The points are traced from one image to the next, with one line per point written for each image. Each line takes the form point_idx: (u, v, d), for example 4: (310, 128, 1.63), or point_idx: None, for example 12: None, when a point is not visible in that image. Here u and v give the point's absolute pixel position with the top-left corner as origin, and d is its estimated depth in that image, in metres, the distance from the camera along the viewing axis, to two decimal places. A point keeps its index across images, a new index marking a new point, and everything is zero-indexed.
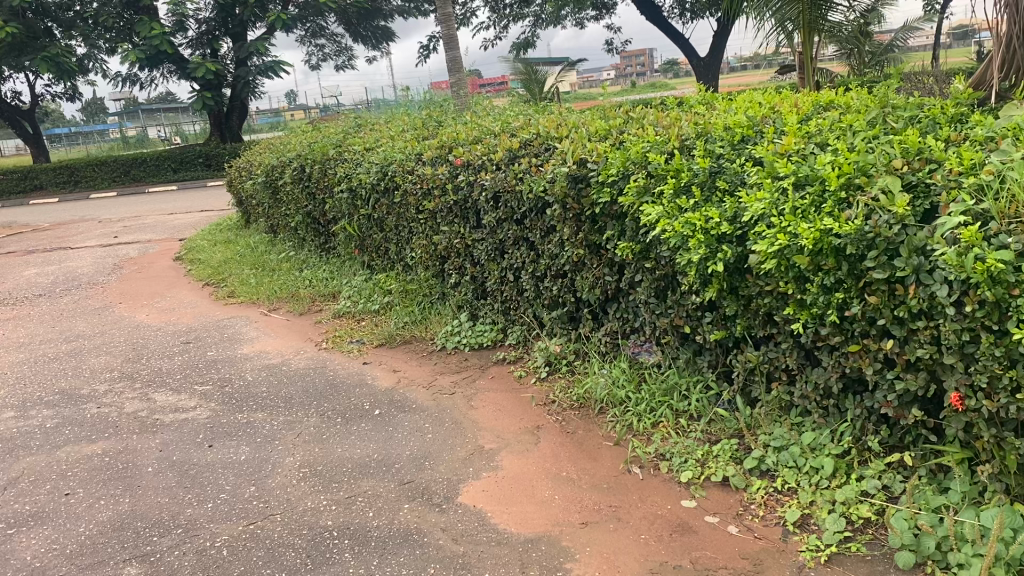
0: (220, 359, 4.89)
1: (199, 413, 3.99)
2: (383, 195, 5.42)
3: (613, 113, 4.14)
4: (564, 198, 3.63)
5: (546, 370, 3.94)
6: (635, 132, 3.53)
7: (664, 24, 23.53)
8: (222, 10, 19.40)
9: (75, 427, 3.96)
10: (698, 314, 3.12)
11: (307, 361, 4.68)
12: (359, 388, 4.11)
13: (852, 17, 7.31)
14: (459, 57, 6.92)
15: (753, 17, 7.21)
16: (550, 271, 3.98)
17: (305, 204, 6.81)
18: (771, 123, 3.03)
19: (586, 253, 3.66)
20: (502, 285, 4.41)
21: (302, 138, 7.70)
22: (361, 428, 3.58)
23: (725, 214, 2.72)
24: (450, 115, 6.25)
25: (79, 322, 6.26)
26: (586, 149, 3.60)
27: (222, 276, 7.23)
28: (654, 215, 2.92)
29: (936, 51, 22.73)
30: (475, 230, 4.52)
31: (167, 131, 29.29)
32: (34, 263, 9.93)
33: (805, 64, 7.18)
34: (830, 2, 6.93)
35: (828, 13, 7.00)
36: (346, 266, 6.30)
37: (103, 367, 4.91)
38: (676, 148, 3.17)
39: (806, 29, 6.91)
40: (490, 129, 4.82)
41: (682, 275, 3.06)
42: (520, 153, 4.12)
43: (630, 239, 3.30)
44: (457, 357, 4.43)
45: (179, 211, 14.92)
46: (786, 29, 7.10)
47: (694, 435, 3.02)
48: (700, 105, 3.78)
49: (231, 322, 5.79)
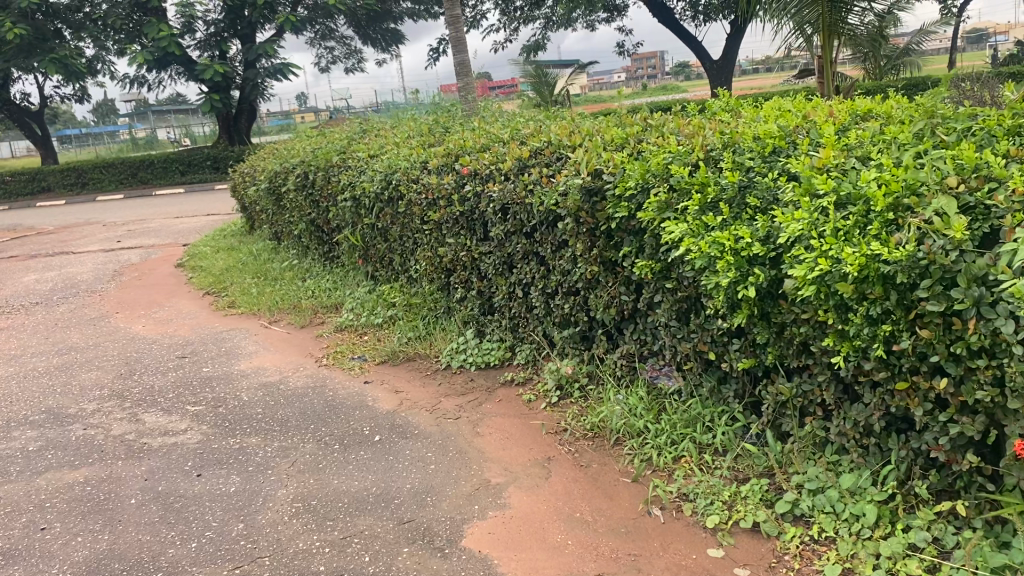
0: (215, 377, 4.66)
1: (190, 437, 3.76)
2: (387, 204, 5.19)
3: (629, 121, 3.90)
4: (577, 211, 3.38)
5: (557, 395, 3.70)
6: (654, 141, 3.28)
7: (676, 27, 23.26)
8: (230, 12, 19.24)
9: (59, 451, 3.74)
10: (724, 340, 2.90)
11: (306, 379, 4.45)
12: (359, 410, 3.88)
13: (872, 19, 7.07)
14: (467, 61, 6.69)
15: (770, 20, 6.97)
16: (561, 289, 3.75)
17: (309, 211, 6.59)
18: (805, 133, 2.79)
19: (601, 271, 3.42)
20: (511, 301, 4.17)
21: (306, 143, 7.50)
22: (359, 457, 3.35)
23: (757, 234, 2.48)
24: (458, 121, 6.02)
25: (73, 333, 6.05)
26: (601, 160, 3.34)
27: (223, 285, 7.02)
28: (677, 233, 2.68)
29: (952, 55, 22.45)
30: (483, 243, 4.29)
31: (176, 133, 29.17)
32: (35, 268, 9.74)
33: (824, 69, 6.94)
34: (850, 4, 6.70)
35: (847, 16, 6.76)
36: (350, 276, 6.07)
37: (93, 384, 4.70)
38: (700, 159, 2.92)
39: (825, 33, 6.66)
40: (499, 137, 4.59)
41: (707, 298, 2.83)
42: (530, 163, 3.88)
43: (650, 257, 3.07)
44: (463, 377, 4.20)
45: (185, 215, 14.73)
46: (804, 33, 6.85)
47: (719, 474, 2.80)
48: (724, 113, 3.53)
49: (229, 335, 5.57)
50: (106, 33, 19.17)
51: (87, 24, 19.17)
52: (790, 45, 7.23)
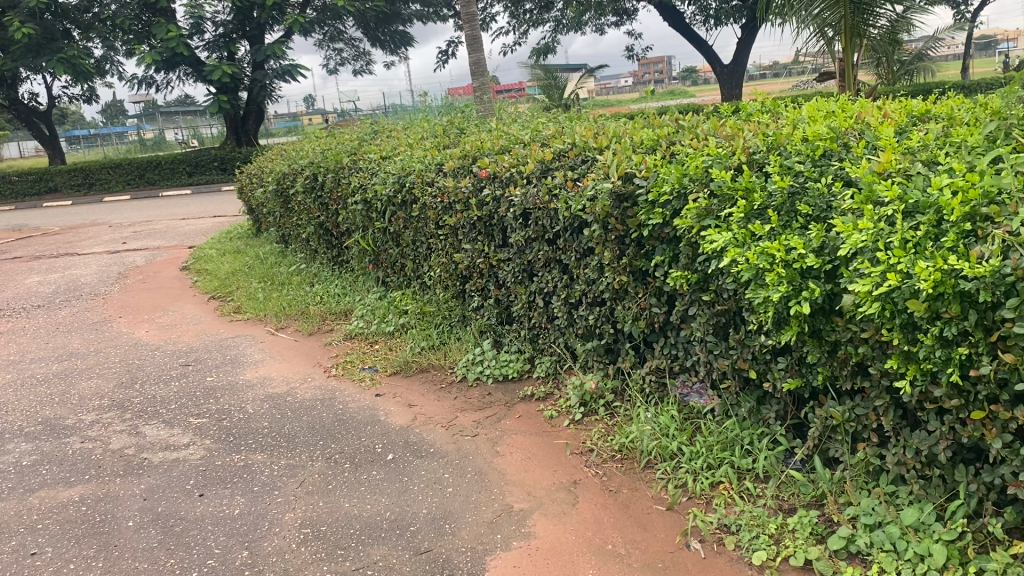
0: (219, 387, 4.46)
1: (192, 453, 3.56)
2: (401, 208, 4.99)
3: (660, 122, 3.69)
4: (606, 217, 3.17)
5: (580, 411, 3.49)
6: (688, 143, 3.08)
7: (687, 31, 23.04)
8: (239, 13, 19.10)
9: (54, 466, 3.54)
10: (767, 357, 2.69)
11: (315, 391, 4.24)
12: (370, 425, 3.67)
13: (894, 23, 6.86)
14: (483, 60, 6.49)
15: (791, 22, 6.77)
16: (585, 299, 3.54)
17: (318, 215, 6.39)
18: (857, 135, 2.58)
19: (630, 281, 3.21)
20: (531, 311, 3.97)
21: (315, 144, 7.31)
22: (371, 478, 3.14)
23: (811, 244, 2.27)
24: (474, 122, 5.82)
25: (74, 339, 5.86)
26: (632, 162, 3.13)
27: (229, 289, 6.82)
28: (720, 242, 2.47)
29: (964, 61, 22.22)
30: (501, 249, 4.09)
31: (184, 133, 29.04)
32: (38, 270, 9.57)
33: (846, 73, 6.73)
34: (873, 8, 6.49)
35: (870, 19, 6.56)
36: (359, 282, 5.87)
37: (92, 394, 4.49)
38: (743, 162, 2.71)
39: (847, 36, 6.45)
40: (519, 138, 4.38)
41: (750, 312, 2.62)
42: (553, 165, 3.67)
43: (685, 267, 2.86)
44: (479, 391, 3.99)
45: (191, 217, 14.56)
46: (825, 37, 6.64)
47: (762, 503, 2.59)
48: (761, 114, 3.33)
49: (235, 342, 5.37)
50: (115, 33, 19.03)
51: (95, 23, 19.03)
52: (809, 48, 7.02)
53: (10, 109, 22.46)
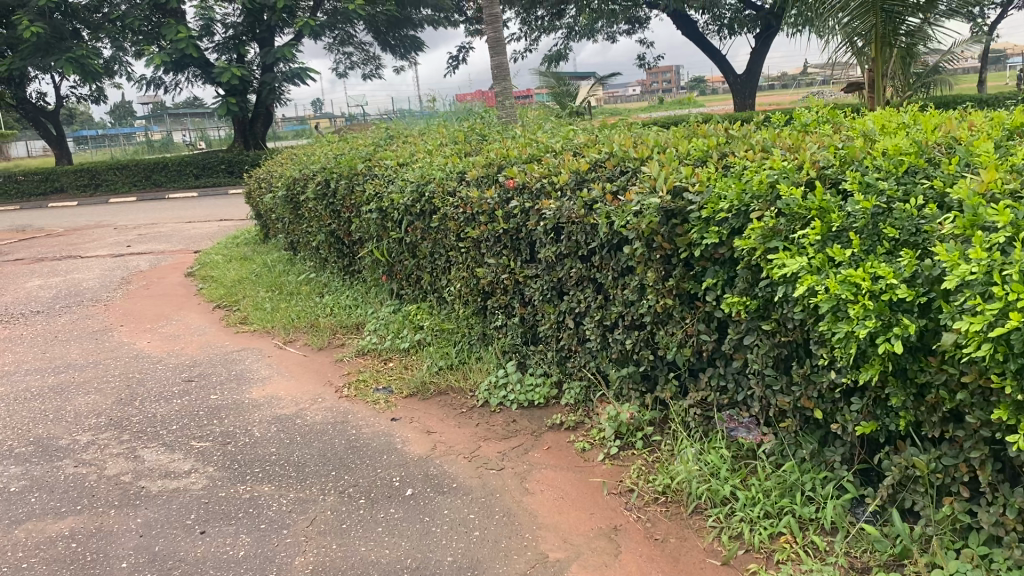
0: (225, 406, 4.18)
1: (194, 482, 3.27)
2: (419, 217, 4.72)
3: (705, 132, 3.42)
4: (651, 235, 2.89)
5: (616, 444, 3.21)
6: (745, 155, 2.80)
7: (700, 40, 22.77)
8: (250, 14, 18.89)
9: (44, 494, 3.26)
10: (837, 396, 2.42)
11: (326, 413, 3.96)
12: (386, 455, 3.39)
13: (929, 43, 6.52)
14: (504, 64, 6.23)
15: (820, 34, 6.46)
16: (621, 323, 3.27)
17: (329, 222, 6.13)
18: (944, 151, 2.31)
19: (676, 305, 2.93)
20: (559, 333, 3.69)
21: (327, 148, 7.05)
22: (390, 517, 2.86)
23: (902, 274, 2.00)
24: (495, 128, 5.55)
25: (72, 349, 5.59)
26: (682, 174, 2.85)
27: (236, 298, 6.56)
28: (794, 268, 2.20)
29: (980, 75, 21.93)
30: (529, 265, 3.81)
31: (192, 135, 28.85)
32: (40, 273, 9.31)
33: (876, 84, 6.36)
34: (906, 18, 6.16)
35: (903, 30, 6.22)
36: (372, 294, 5.60)
37: (90, 411, 4.22)
38: (813, 178, 2.44)
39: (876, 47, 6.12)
40: (549, 146, 4.12)
41: (820, 346, 2.35)
42: (589, 176, 3.39)
43: (743, 292, 2.59)
44: (503, 417, 3.70)
45: (198, 220, 14.30)
46: (855, 47, 6.32)
47: (832, 562, 2.31)
48: (820, 126, 3.06)
49: (241, 357, 5.09)
50: (124, 34, 18.82)
51: (105, 23, 18.81)
52: (836, 59, 6.72)
53: (18, 108, 22.27)
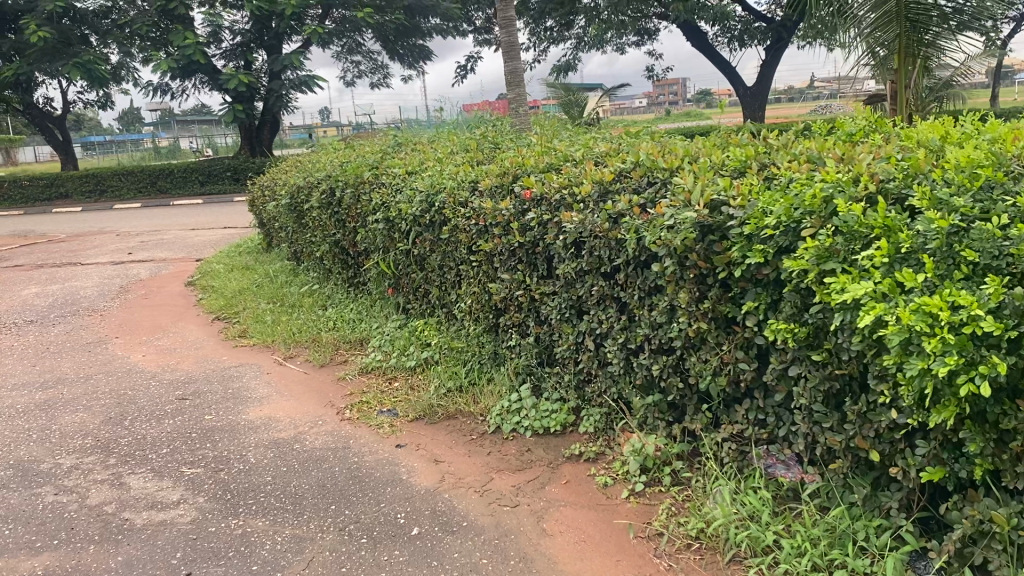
0: (219, 428, 3.92)
1: (182, 515, 3.01)
2: (428, 229, 4.47)
3: (739, 141, 3.16)
4: (685, 252, 2.64)
5: (641, 480, 2.95)
6: (790, 166, 2.54)
7: (710, 52, 22.53)
8: (258, 21, 18.72)
9: (19, 526, 3.00)
10: (897, 438, 2.16)
11: (326, 438, 3.70)
12: (390, 487, 3.13)
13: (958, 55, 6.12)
14: (518, 69, 5.98)
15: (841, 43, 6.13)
16: (648, 346, 3.01)
17: (333, 232, 5.89)
18: (1022, 163, 2.06)
19: (712, 330, 2.68)
20: (578, 355, 3.43)
21: (333, 155, 6.80)
22: (394, 559, 2.60)
23: (988, 304, 1.76)
24: (508, 136, 5.30)
25: (64, 362, 5.34)
26: (720, 186, 2.59)
27: (236, 310, 6.32)
28: (857, 294, 1.95)
29: (993, 89, 21.67)
30: (546, 281, 3.55)
31: (199, 142, 28.71)
32: (38, 280, 9.09)
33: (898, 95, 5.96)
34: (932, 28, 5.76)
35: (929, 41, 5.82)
36: (377, 308, 5.36)
37: (76, 432, 3.97)
38: (872, 192, 2.19)
39: (903, 59, 5.75)
40: (568, 155, 3.87)
41: (882, 381, 2.09)
42: (614, 187, 3.14)
43: (790, 318, 2.34)
44: (516, 445, 3.44)
45: (202, 228, 14.07)
46: (876, 57, 5.96)
47: None
48: (868, 136, 2.81)
49: (239, 373, 4.84)
50: (132, 40, 18.66)
51: (112, 29, 18.64)
52: (857, 73, 6.37)
53: (24, 114, 22.10)
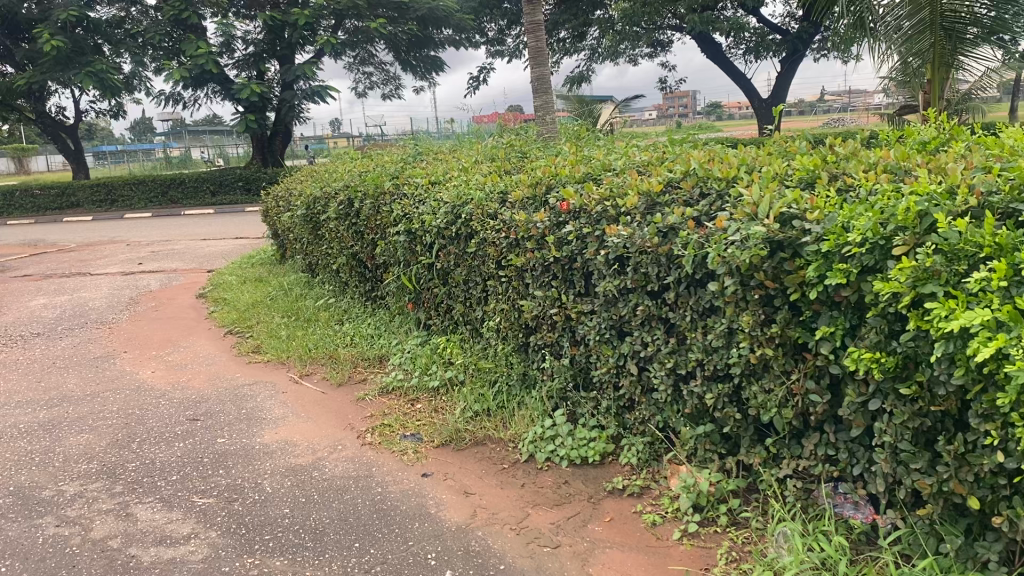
0: (232, 453, 3.68)
1: (193, 552, 2.77)
2: (453, 242, 4.23)
3: (800, 150, 2.94)
4: (750, 271, 2.40)
5: (695, 519, 2.71)
6: (869, 178, 2.32)
7: (724, 63, 22.30)
8: (271, 31, 18.59)
9: (17, 561, 2.76)
10: (1003, 484, 1.92)
11: (347, 465, 3.47)
12: (418, 523, 2.88)
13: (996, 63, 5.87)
14: (545, 76, 5.76)
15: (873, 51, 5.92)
16: (701, 373, 2.78)
17: (351, 243, 5.67)
18: None
19: (778, 357, 2.44)
20: (619, 380, 3.19)
21: (350, 165, 6.59)
22: None
23: None
24: (536, 145, 5.07)
25: (70, 378, 5.12)
26: (789, 199, 2.36)
27: (249, 324, 6.09)
28: (969, 322, 1.72)
29: (1012, 103, 21.35)
30: (583, 298, 3.30)
31: (211, 152, 28.61)
32: (46, 291, 8.88)
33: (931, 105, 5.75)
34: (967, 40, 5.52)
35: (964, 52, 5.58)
36: (396, 324, 5.13)
37: (81, 455, 3.74)
38: (973, 207, 1.97)
39: (935, 68, 5.58)
40: (606, 164, 3.63)
41: (988, 420, 1.86)
42: (663, 198, 2.91)
43: (875, 346, 2.11)
44: (552, 476, 3.19)
45: (213, 239, 13.87)
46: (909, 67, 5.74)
47: None
48: (946, 146, 2.58)
49: (252, 392, 4.60)
50: (144, 49, 18.55)
51: (125, 38, 18.53)
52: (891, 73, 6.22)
53: (37, 123, 22.02)
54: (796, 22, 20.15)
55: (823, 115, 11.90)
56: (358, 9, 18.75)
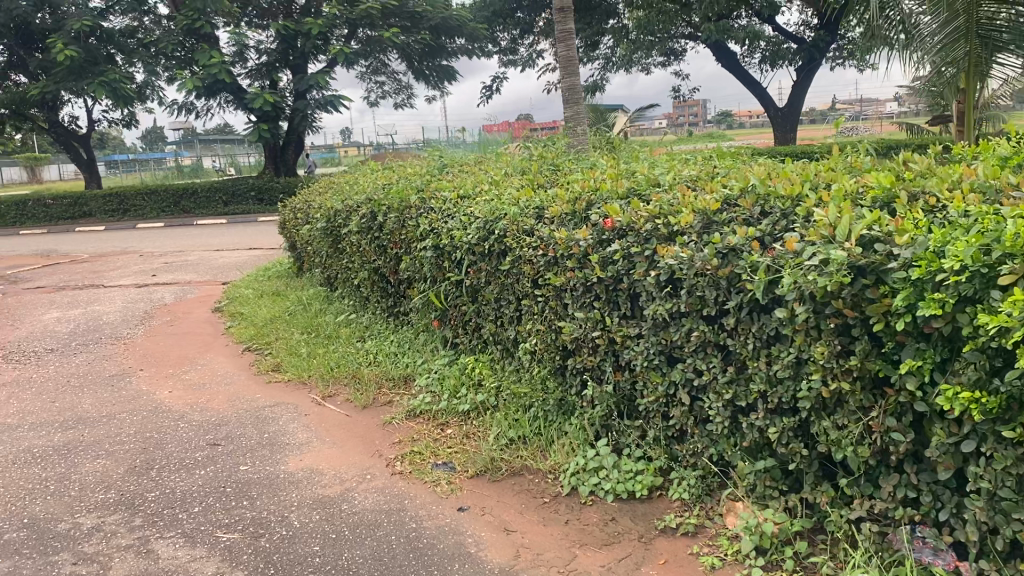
0: (256, 482, 3.50)
1: None
2: (484, 258, 4.05)
3: (867, 166, 2.76)
4: (827, 299, 2.21)
5: (758, 565, 2.51)
6: (960, 198, 2.14)
7: (739, 72, 22.13)
8: (285, 40, 18.50)
9: None
10: None
11: (378, 496, 3.29)
12: (457, 564, 2.70)
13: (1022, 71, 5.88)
14: (576, 85, 5.61)
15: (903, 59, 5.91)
16: (763, 404, 2.59)
17: (373, 258, 5.50)
18: None
19: (855, 390, 2.25)
20: (669, 409, 3.00)
21: (372, 177, 6.43)
22: None
23: None
24: (568, 157, 4.90)
25: (85, 398, 4.95)
26: (871, 220, 2.18)
27: (268, 341, 5.92)
28: None
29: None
30: (629, 321, 3.08)
31: (223, 162, 28.57)
32: (59, 304, 8.74)
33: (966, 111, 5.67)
34: None
35: None
36: (421, 342, 4.95)
37: (98, 483, 3.57)
38: None
39: (970, 76, 6.00)
40: (650, 179, 3.45)
41: None
42: (721, 216, 2.73)
43: (974, 385, 1.93)
44: (598, 512, 3.00)
45: (226, 250, 13.73)
46: None
47: None
48: None
49: (274, 414, 4.42)
50: (157, 59, 18.47)
51: (138, 48, 18.46)
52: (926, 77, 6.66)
53: (49, 133, 21.98)
54: (810, 31, 19.95)
55: (843, 125, 11.70)
56: (371, 18, 18.62)
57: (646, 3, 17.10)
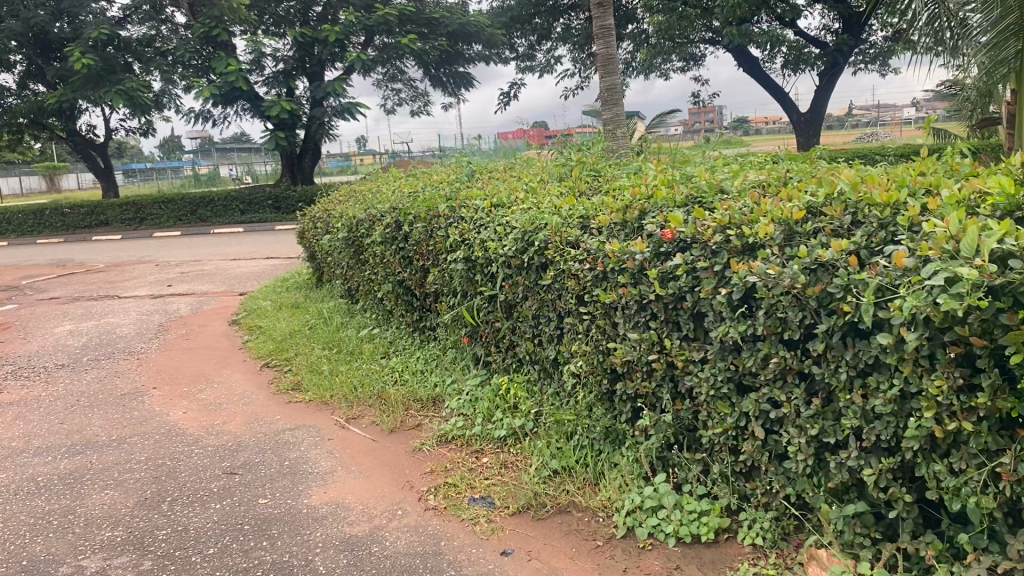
0: (276, 518, 3.19)
1: None
2: (522, 271, 3.72)
3: (969, 171, 2.44)
4: (950, 324, 1.89)
5: None
6: None
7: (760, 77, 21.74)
8: (302, 47, 18.29)
9: None
10: None
11: (410, 537, 2.97)
12: None
13: None
14: (616, 84, 5.30)
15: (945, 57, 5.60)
16: (856, 441, 2.26)
17: (398, 270, 5.20)
18: None
19: (980, 431, 1.92)
20: (738, 444, 2.67)
21: (394, 186, 6.14)
22: None
23: None
24: (609, 162, 4.59)
25: (95, 419, 4.67)
26: (1003, 232, 1.86)
27: (288, 357, 5.63)
28: None
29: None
30: (692, 344, 2.76)
31: (240, 170, 28.48)
32: (73, 316, 8.48)
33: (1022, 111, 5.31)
34: None
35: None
36: (450, 359, 4.63)
37: (105, 519, 3.27)
38: None
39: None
40: (708, 185, 3.13)
41: None
42: (806, 227, 2.41)
43: None
44: (659, 559, 2.67)
45: (243, 259, 13.49)
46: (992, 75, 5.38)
47: None
48: None
49: (295, 440, 4.11)
50: (174, 67, 18.30)
51: (155, 56, 18.31)
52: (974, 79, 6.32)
53: (67, 142, 21.89)
54: (832, 35, 19.61)
55: (871, 129, 11.36)
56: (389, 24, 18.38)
57: (669, 7, 16.77)
